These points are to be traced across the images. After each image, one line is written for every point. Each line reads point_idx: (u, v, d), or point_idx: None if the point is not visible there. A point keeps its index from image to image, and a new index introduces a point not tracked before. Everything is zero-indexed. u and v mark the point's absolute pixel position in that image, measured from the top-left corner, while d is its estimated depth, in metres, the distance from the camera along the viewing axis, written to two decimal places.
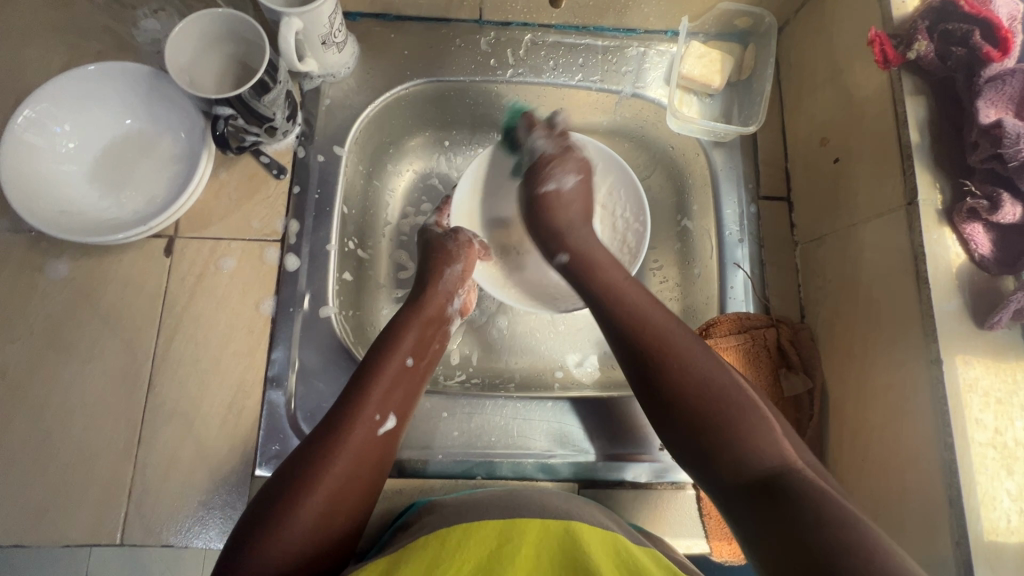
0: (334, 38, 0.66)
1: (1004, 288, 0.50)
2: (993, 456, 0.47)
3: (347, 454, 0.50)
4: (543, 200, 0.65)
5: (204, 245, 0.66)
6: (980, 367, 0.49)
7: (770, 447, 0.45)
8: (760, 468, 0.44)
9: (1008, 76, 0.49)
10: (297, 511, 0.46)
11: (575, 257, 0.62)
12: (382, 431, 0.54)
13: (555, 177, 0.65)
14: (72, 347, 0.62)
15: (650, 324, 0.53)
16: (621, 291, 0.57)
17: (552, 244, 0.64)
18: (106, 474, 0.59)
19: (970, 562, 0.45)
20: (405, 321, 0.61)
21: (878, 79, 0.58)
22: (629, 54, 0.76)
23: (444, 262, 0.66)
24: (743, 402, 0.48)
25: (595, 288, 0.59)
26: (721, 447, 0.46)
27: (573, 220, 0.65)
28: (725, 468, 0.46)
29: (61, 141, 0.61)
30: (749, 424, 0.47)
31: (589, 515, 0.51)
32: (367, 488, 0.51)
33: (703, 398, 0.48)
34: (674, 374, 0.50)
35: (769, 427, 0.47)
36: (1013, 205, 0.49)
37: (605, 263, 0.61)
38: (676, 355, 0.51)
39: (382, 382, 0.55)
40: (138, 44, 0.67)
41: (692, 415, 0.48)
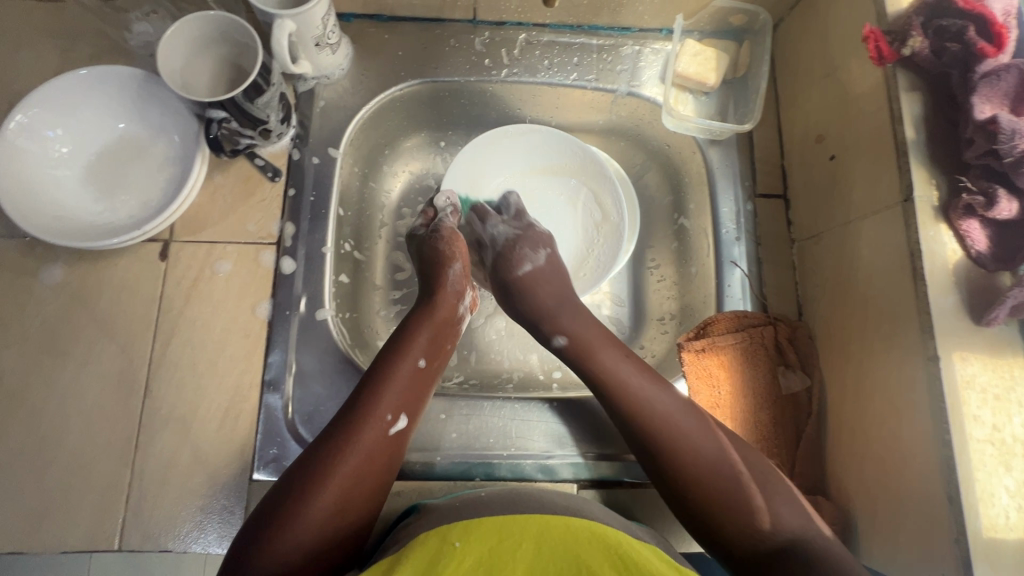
0: (328, 40, 0.66)
1: (1001, 284, 0.50)
2: (992, 452, 0.47)
3: (357, 455, 0.50)
4: (517, 282, 0.64)
5: (199, 249, 0.65)
6: (978, 364, 0.48)
7: (788, 518, 0.49)
8: (763, 541, 0.48)
9: (1003, 71, 0.49)
10: (303, 512, 0.46)
11: (572, 339, 0.61)
12: (393, 431, 0.54)
13: (527, 256, 0.65)
14: (68, 352, 0.62)
15: (661, 417, 0.54)
16: (620, 378, 0.57)
17: (546, 326, 0.63)
18: (103, 480, 0.59)
19: (970, 559, 0.45)
20: (416, 321, 0.61)
21: (874, 75, 0.57)
22: (624, 53, 0.76)
23: (444, 263, 0.64)
24: (739, 475, 0.51)
25: (597, 375, 0.58)
26: (730, 525, 0.49)
27: (557, 298, 0.64)
28: (736, 545, 0.49)
29: (54, 146, 0.61)
30: (757, 492, 0.50)
31: (588, 511, 0.51)
32: (377, 486, 0.51)
33: (719, 497, 0.50)
34: (686, 467, 0.52)
35: (785, 497, 0.50)
36: (1009, 200, 0.49)
37: (597, 343, 0.60)
38: (681, 440, 0.53)
39: (394, 383, 0.55)
40: (131, 48, 0.67)
41: (735, 523, 0.49)
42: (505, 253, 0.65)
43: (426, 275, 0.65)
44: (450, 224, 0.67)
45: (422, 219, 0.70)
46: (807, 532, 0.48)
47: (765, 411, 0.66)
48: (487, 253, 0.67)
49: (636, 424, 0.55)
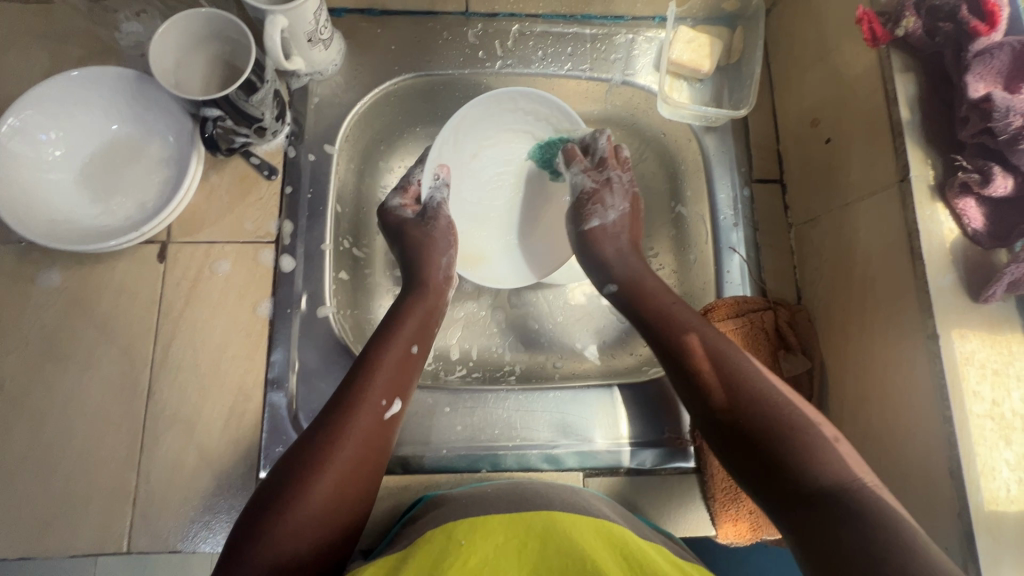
0: (320, 35, 0.65)
1: (997, 261, 0.51)
2: (991, 427, 0.47)
3: (353, 440, 0.51)
4: (590, 234, 0.65)
5: (197, 249, 0.65)
6: (976, 340, 0.49)
7: (833, 457, 0.43)
8: (817, 479, 0.42)
9: (996, 49, 0.49)
10: (303, 501, 0.47)
11: (626, 283, 0.62)
12: (388, 415, 0.55)
13: (599, 212, 0.66)
14: (69, 357, 0.61)
15: (740, 366, 0.50)
16: (684, 321, 0.56)
17: (601, 274, 0.64)
18: (109, 483, 0.59)
19: (971, 532, 0.46)
20: (406, 307, 0.61)
21: (867, 58, 0.58)
22: (618, 42, 0.75)
23: (432, 247, 0.65)
24: (783, 402, 0.47)
25: (650, 313, 0.58)
26: (783, 444, 0.45)
27: (623, 251, 0.64)
28: (788, 477, 0.43)
29: (46, 149, 0.60)
30: (773, 394, 0.48)
31: (593, 509, 0.51)
32: (374, 470, 0.52)
33: (764, 415, 0.46)
34: (711, 380, 0.50)
35: (827, 444, 0.44)
36: (1004, 177, 0.49)
37: (677, 305, 0.58)
38: (734, 355, 0.51)
39: (387, 368, 0.56)
40: (121, 48, 0.66)
41: (726, 406, 0.49)
42: (579, 205, 0.67)
43: (407, 263, 0.65)
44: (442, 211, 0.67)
45: (405, 197, 0.69)
46: (857, 482, 0.42)
47: None
48: (505, 275, 0.71)
49: (688, 358, 0.53)
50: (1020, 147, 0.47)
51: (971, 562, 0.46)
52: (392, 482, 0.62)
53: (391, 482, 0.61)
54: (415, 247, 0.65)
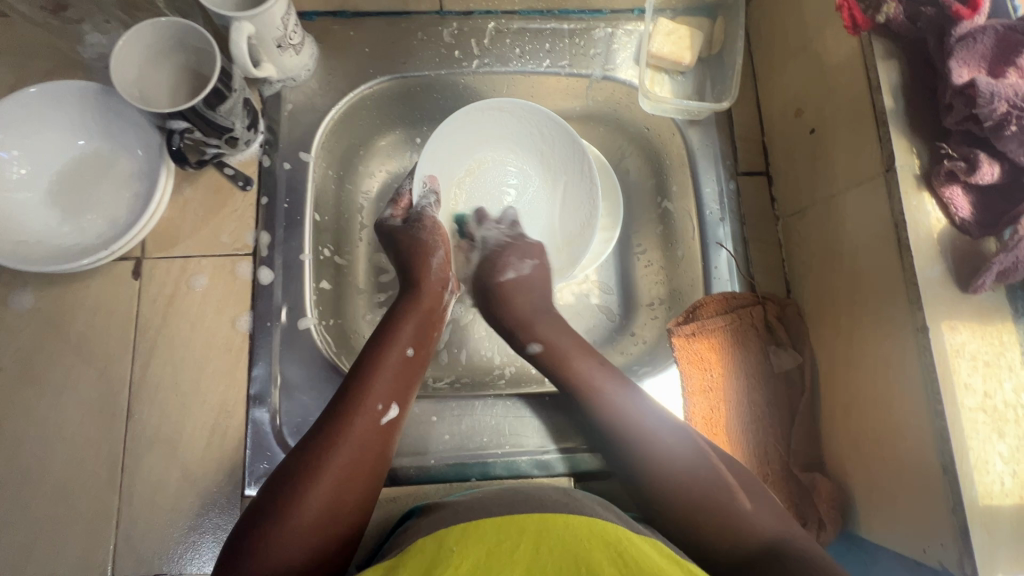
0: (290, 40, 0.63)
1: (986, 250, 0.50)
2: (984, 420, 0.46)
3: (351, 443, 0.51)
4: (500, 289, 0.68)
5: (173, 264, 0.64)
6: (966, 332, 0.48)
7: (766, 525, 0.49)
8: (753, 544, 0.48)
9: (979, 33, 0.48)
10: (300, 505, 0.47)
11: (547, 347, 0.63)
12: (385, 420, 0.54)
13: (512, 264, 0.69)
14: (45, 380, 0.60)
15: (614, 408, 0.58)
16: (597, 388, 0.59)
17: (520, 335, 0.65)
18: (91, 507, 0.58)
19: (967, 527, 0.45)
20: (403, 312, 0.62)
21: (849, 45, 0.56)
22: (597, 36, 0.74)
23: (426, 253, 0.66)
24: (729, 491, 0.52)
25: (565, 385, 0.61)
26: (705, 526, 0.50)
27: (536, 307, 0.67)
28: (716, 553, 0.49)
29: (11, 167, 0.59)
30: (729, 498, 0.51)
31: (586, 508, 0.50)
32: (373, 474, 0.52)
33: (676, 498, 0.52)
34: (672, 491, 0.53)
35: (754, 502, 0.51)
36: (991, 164, 0.48)
37: (569, 351, 0.63)
38: (660, 458, 0.54)
39: (384, 371, 0.56)
40: (85, 60, 0.64)
41: (673, 490, 0.53)
42: (492, 260, 0.70)
43: (405, 270, 0.66)
44: (432, 213, 0.68)
45: (396, 207, 0.69)
46: (790, 536, 0.48)
47: (759, 392, 0.65)
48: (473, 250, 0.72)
49: (619, 443, 0.57)
50: (1006, 133, 0.46)
51: (967, 557, 0.45)
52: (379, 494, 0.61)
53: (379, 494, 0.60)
54: (408, 249, 0.66)
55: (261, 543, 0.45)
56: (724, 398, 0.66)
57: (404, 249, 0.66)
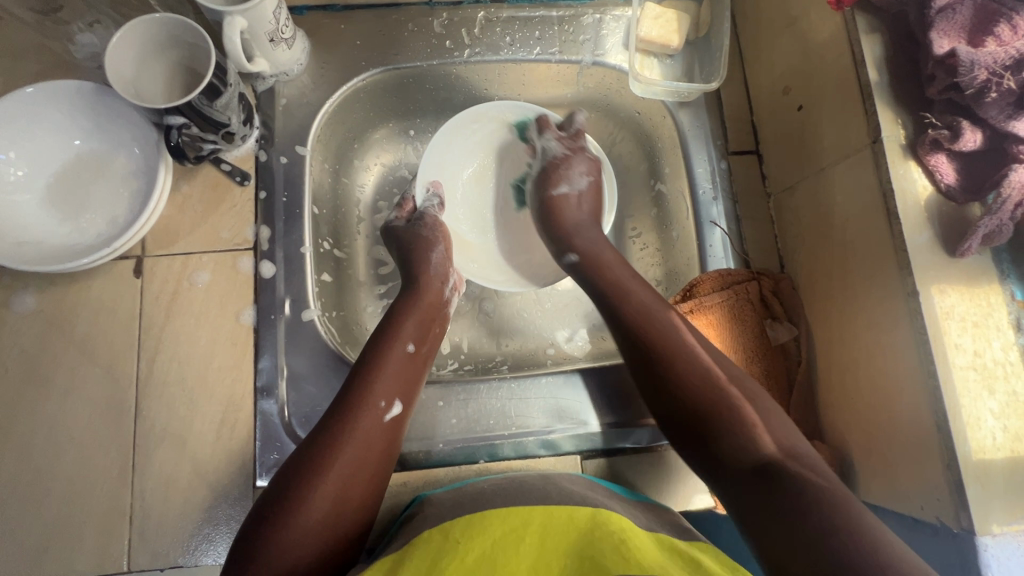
0: (282, 35, 0.64)
1: (971, 215, 0.51)
2: (974, 378, 0.48)
3: (355, 441, 0.51)
4: (554, 200, 0.68)
5: (174, 261, 0.64)
6: (955, 295, 0.50)
7: (778, 436, 0.46)
8: (753, 456, 0.45)
9: (958, 4, 0.50)
10: (306, 506, 0.47)
11: (584, 256, 0.63)
12: (389, 417, 0.54)
13: (566, 177, 0.69)
14: (51, 381, 0.60)
15: (667, 334, 0.54)
16: (626, 289, 0.59)
17: (561, 242, 0.66)
18: (104, 503, 0.58)
19: (961, 482, 0.47)
20: (404, 308, 0.62)
21: (833, 22, 0.58)
22: (585, 22, 0.75)
23: (427, 246, 0.67)
24: (726, 390, 0.49)
25: (609, 286, 0.60)
26: (718, 425, 0.48)
27: (580, 219, 0.67)
28: (727, 462, 0.46)
29: (7, 169, 0.59)
30: (745, 407, 0.48)
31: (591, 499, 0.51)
32: (378, 471, 0.52)
33: (702, 397, 0.49)
34: (680, 375, 0.51)
35: (782, 418, 0.48)
36: (972, 131, 0.49)
37: (614, 261, 0.62)
38: (681, 351, 0.53)
39: (387, 369, 0.56)
40: (77, 61, 0.64)
41: (698, 381, 0.50)
42: (548, 171, 0.69)
43: (405, 268, 0.66)
44: (434, 213, 0.70)
45: (400, 211, 0.71)
46: (796, 449, 0.46)
47: (757, 366, 0.67)
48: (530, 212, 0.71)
49: (655, 349, 0.53)
50: (987, 100, 0.48)
51: (963, 510, 0.47)
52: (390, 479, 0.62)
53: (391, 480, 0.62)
54: (408, 248, 0.66)
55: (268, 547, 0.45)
56: None
57: (405, 248, 0.67)
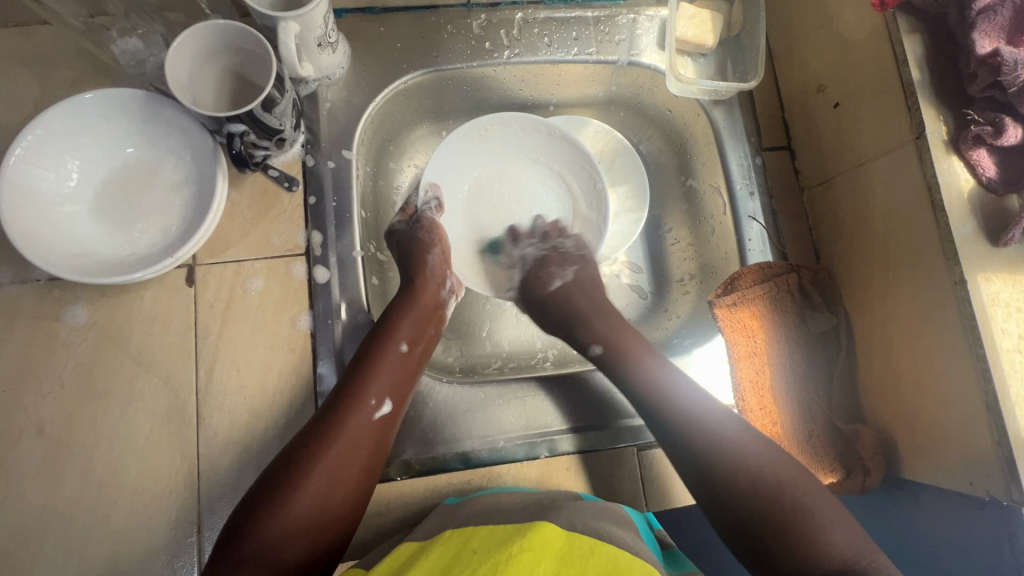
0: (329, 39, 0.64)
1: (1011, 206, 0.54)
2: (1021, 360, 0.51)
3: (342, 439, 0.53)
4: (551, 296, 0.68)
5: (227, 269, 0.64)
6: (999, 282, 0.53)
7: (847, 544, 0.48)
8: (830, 567, 0.47)
9: (998, 6, 0.52)
10: (293, 498, 0.49)
11: (609, 346, 0.64)
12: (379, 415, 0.56)
13: (556, 274, 0.70)
14: (108, 393, 0.60)
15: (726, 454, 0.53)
16: (647, 365, 0.62)
17: (581, 335, 0.66)
18: (169, 515, 0.58)
19: (1013, 458, 0.50)
20: (399, 310, 0.63)
21: (873, 22, 0.60)
22: (620, 22, 0.76)
23: (424, 250, 0.68)
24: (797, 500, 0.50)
25: (626, 364, 0.62)
26: (789, 541, 0.48)
27: (591, 303, 0.67)
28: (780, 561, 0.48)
29: (57, 180, 0.58)
30: (821, 518, 0.49)
31: (609, 531, 0.51)
32: (368, 467, 0.54)
33: (768, 515, 0.50)
34: (743, 492, 0.51)
35: (842, 521, 0.49)
36: (1015, 127, 0.52)
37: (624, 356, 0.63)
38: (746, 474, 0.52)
39: (380, 369, 0.58)
40: (119, 67, 0.63)
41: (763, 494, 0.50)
42: (535, 275, 0.71)
43: (406, 269, 0.67)
44: (433, 217, 0.71)
45: (404, 214, 0.72)
46: (859, 563, 0.47)
47: (798, 355, 0.69)
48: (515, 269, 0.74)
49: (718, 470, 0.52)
50: None
51: (1014, 485, 0.50)
52: (454, 478, 0.63)
53: (455, 478, 0.63)
54: (407, 251, 0.68)
55: (254, 536, 0.47)
56: (768, 362, 0.69)
57: (405, 252, 0.68)
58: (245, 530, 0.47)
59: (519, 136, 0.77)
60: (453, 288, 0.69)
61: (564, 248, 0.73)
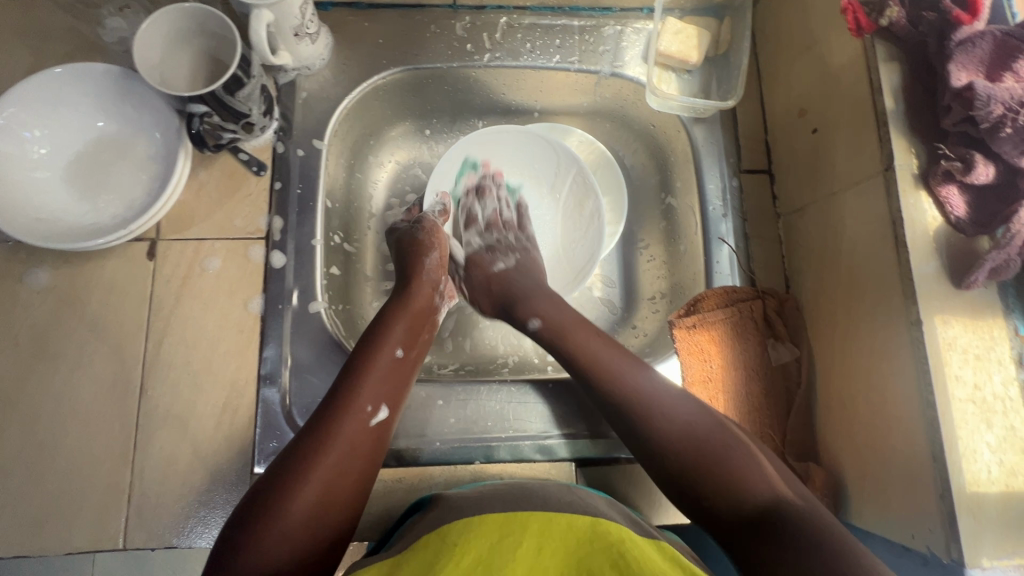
0: (307, 29, 0.65)
1: (980, 248, 0.51)
2: (973, 411, 0.48)
3: (340, 446, 0.50)
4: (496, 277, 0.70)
5: (187, 246, 0.65)
6: (958, 326, 0.50)
7: (763, 486, 0.49)
8: (751, 510, 0.47)
9: (978, 38, 0.50)
10: (287, 510, 0.46)
11: (544, 322, 0.63)
12: (374, 422, 0.53)
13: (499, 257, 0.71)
14: (59, 356, 0.61)
15: (629, 390, 0.57)
16: (601, 363, 0.59)
17: (520, 313, 0.65)
18: (104, 481, 0.59)
19: (954, 514, 0.47)
20: (392, 313, 0.61)
21: (852, 48, 0.58)
22: (606, 33, 0.75)
23: (421, 252, 0.66)
24: (724, 438, 0.52)
25: (570, 354, 0.61)
26: (710, 486, 0.50)
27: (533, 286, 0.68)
28: (723, 508, 0.49)
29: (31, 147, 0.60)
30: (736, 463, 0.50)
31: (591, 508, 0.50)
32: (363, 477, 0.51)
33: (703, 474, 0.51)
34: (660, 435, 0.54)
35: (757, 464, 0.50)
36: (985, 165, 0.50)
37: (570, 325, 0.62)
38: (657, 413, 0.55)
39: (375, 373, 0.56)
40: (106, 44, 0.66)
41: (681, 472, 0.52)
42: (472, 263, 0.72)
43: (403, 268, 0.66)
44: (434, 219, 0.70)
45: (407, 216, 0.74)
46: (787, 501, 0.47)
47: (755, 383, 0.67)
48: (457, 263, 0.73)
49: (648, 433, 0.55)
50: (1001, 136, 0.48)
51: (953, 542, 0.47)
52: (386, 475, 0.62)
53: (386, 475, 0.62)
54: (406, 252, 0.67)
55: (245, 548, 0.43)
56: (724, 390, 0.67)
57: (403, 253, 0.67)
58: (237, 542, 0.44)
59: (530, 145, 0.78)
60: (444, 292, 0.68)
61: (507, 240, 0.73)
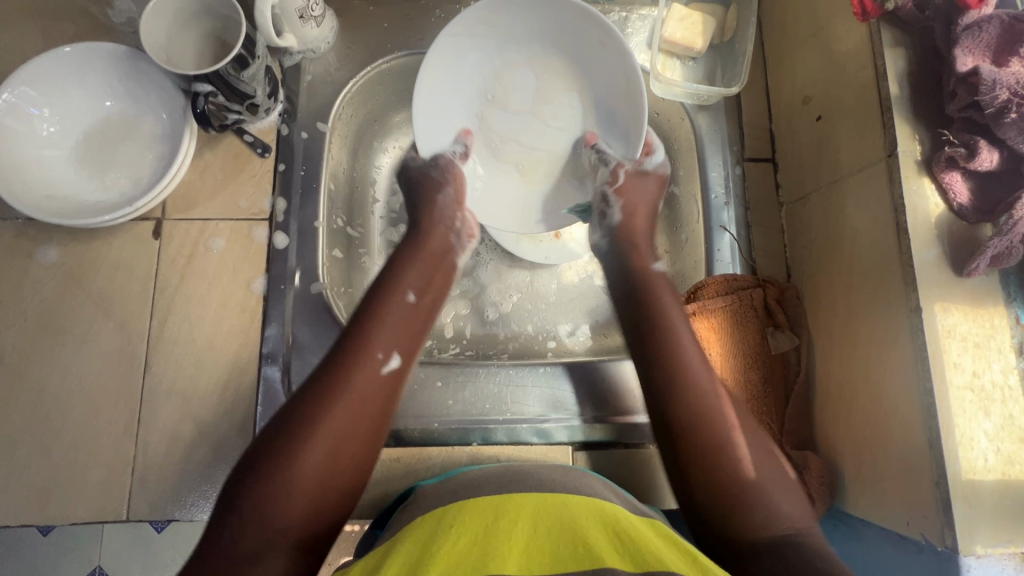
0: (312, 12, 0.65)
1: (982, 236, 0.51)
2: (971, 398, 0.48)
3: (347, 398, 0.45)
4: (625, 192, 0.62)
5: (192, 226, 0.66)
6: (958, 314, 0.49)
7: (794, 512, 0.45)
8: (771, 532, 0.44)
9: (986, 22, 0.49)
10: (290, 465, 0.42)
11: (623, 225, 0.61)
12: (386, 371, 0.48)
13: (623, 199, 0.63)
14: (67, 332, 0.63)
15: (680, 340, 0.51)
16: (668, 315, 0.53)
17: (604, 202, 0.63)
18: (109, 452, 0.60)
19: (949, 500, 0.47)
20: (405, 259, 0.56)
21: (858, 32, 0.57)
22: (610, 20, 0.75)
23: (435, 192, 0.61)
24: (765, 473, 0.47)
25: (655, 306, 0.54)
26: (744, 521, 0.45)
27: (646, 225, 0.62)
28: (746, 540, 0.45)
29: (40, 125, 0.61)
30: (776, 482, 0.47)
31: (588, 489, 0.50)
32: (367, 444, 0.46)
33: (744, 487, 0.46)
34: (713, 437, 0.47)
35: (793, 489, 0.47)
36: (989, 151, 0.49)
37: (663, 280, 0.57)
38: (715, 418, 0.48)
39: (386, 323, 0.50)
40: (114, 25, 0.66)
41: (728, 473, 0.46)
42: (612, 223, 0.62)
43: (416, 205, 0.62)
44: (451, 160, 0.64)
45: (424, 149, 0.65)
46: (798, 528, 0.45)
47: (756, 371, 0.66)
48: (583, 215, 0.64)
49: (683, 405, 0.49)
50: (1005, 120, 0.47)
51: (947, 529, 0.47)
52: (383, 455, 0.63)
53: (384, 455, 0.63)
54: (418, 193, 0.62)
55: (241, 508, 0.41)
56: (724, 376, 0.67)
57: (416, 192, 0.63)
58: (234, 503, 0.41)
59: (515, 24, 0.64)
60: (464, 232, 0.62)
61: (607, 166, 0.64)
